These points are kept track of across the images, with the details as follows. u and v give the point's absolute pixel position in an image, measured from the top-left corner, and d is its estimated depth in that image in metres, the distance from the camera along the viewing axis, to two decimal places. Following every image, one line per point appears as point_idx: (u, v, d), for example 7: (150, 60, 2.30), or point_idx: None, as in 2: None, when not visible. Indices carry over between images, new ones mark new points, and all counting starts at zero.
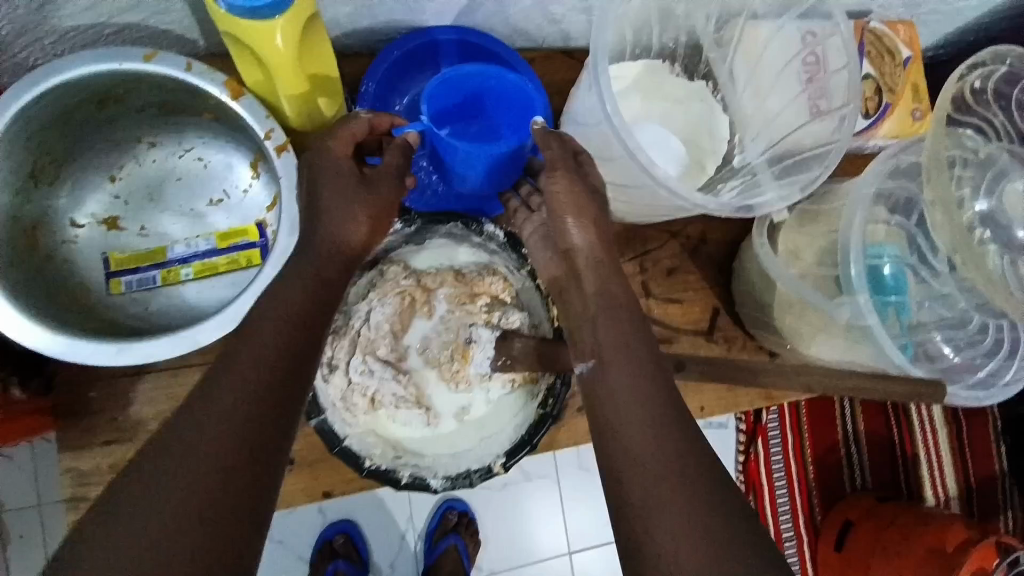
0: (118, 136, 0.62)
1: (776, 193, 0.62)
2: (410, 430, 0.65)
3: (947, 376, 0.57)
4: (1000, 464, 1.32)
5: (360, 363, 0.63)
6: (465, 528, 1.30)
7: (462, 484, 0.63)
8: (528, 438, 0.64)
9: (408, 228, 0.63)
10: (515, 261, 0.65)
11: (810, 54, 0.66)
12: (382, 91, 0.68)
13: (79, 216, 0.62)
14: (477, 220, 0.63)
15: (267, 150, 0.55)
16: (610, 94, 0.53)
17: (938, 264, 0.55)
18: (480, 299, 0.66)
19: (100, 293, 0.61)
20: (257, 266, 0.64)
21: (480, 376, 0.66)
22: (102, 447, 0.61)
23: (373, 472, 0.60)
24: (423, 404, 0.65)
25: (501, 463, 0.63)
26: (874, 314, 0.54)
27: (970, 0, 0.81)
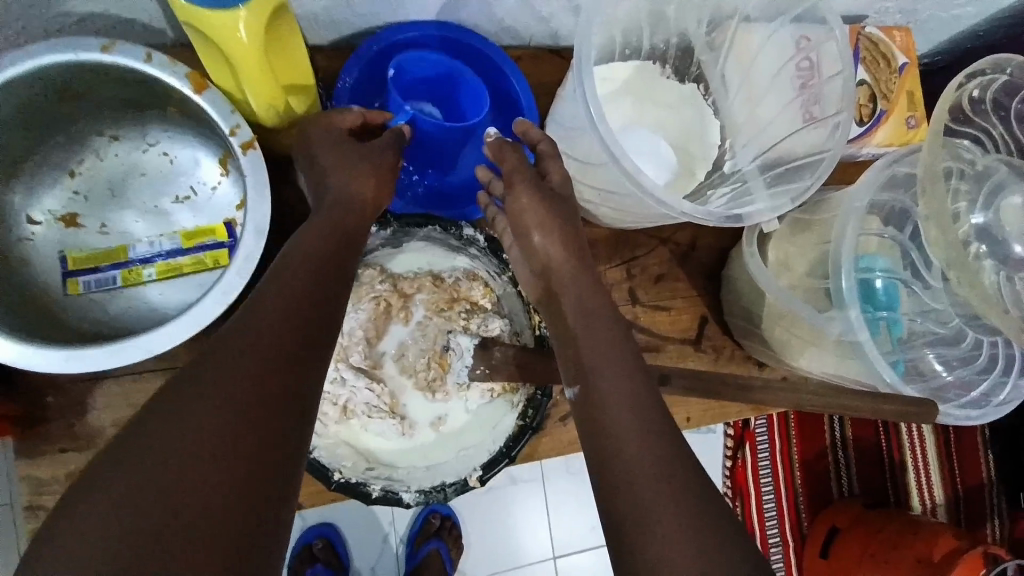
0: (79, 129, 0.59)
1: (766, 203, 0.59)
2: (384, 441, 0.62)
3: (937, 396, 0.55)
4: (988, 472, 1.31)
5: (331, 371, 0.60)
6: (448, 532, 1.28)
7: (437, 498, 0.60)
8: (506, 450, 0.61)
9: (384, 230, 0.60)
10: (497, 266, 0.62)
11: (804, 60, 0.64)
12: (361, 88, 0.65)
13: (36, 212, 0.58)
14: (456, 223, 0.60)
15: (233, 146, 0.52)
16: (595, 97, 0.51)
17: (932, 277, 0.53)
18: (460, 305, 0.63)
19: (57, 294, 0.57)
20: (224, 267, 0.61)
21: (458, 386, 0.63)
22: (59, 454, 0.58)
23: (343, 485, 0.56)
24: (397, 413, 0.62)
25: (477, 477, 0.60)
26: (865, 329, 0.52)
27: (968, 8, 0.80)
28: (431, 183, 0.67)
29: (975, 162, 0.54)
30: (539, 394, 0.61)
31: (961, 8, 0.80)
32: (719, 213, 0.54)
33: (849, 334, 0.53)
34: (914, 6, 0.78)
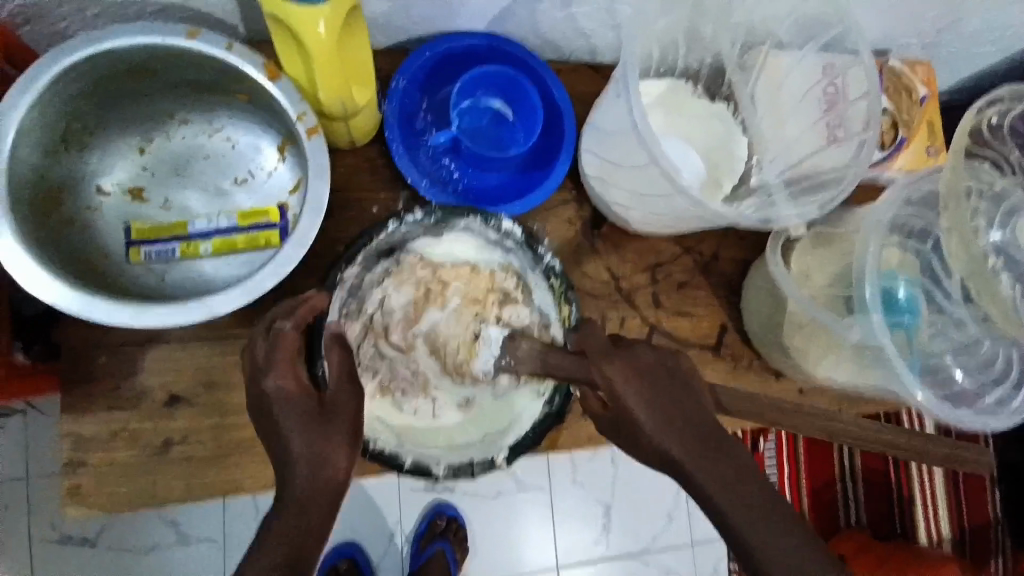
0: (151, 110, 0.62)
1: (791, 211, 0.63)
2: (414, 419, 0.65)
3: (958, 400, 0.55)
4: (995, 509, 1.29)
5: (372, 347, 0.65)
6: (454, 534, 1.29)
7: (464, 473, 0.62)
8: (531, 435, 0.64)
9: (429, 217, 0.63)
10: (531, 259, 0.66)
11: (830, 85, 0.69)
12: (412, 89, 0.69)
13: (105, 183, 0.62)
14: (495, 215, 0.63)
15: (298, 132, 0.55)
16: (638, 99, 0.54)
17: (951, 287, 0.56)
18: (493, 297, 0.67)
19: (120, 260, 0.61)
20: (275, 247, 0.65)
21: (485, 373, 0.65)
22: (104, 413, 0.61)
23: (376, 455, 0.61)
24: (428, 393, 0.66)
25: (503, 457, 0.63)
26: (888, 335, 0.54)
27: (985, 48, 0.84)
28: (468, 184, 0.71)
29: (993, 184, 0.57)
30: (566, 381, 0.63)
31: (980, 47, 0.83)
32: (748, 217, 0.57)
33: (870, 339, 0.56)
34: (936, 42, 0.82)
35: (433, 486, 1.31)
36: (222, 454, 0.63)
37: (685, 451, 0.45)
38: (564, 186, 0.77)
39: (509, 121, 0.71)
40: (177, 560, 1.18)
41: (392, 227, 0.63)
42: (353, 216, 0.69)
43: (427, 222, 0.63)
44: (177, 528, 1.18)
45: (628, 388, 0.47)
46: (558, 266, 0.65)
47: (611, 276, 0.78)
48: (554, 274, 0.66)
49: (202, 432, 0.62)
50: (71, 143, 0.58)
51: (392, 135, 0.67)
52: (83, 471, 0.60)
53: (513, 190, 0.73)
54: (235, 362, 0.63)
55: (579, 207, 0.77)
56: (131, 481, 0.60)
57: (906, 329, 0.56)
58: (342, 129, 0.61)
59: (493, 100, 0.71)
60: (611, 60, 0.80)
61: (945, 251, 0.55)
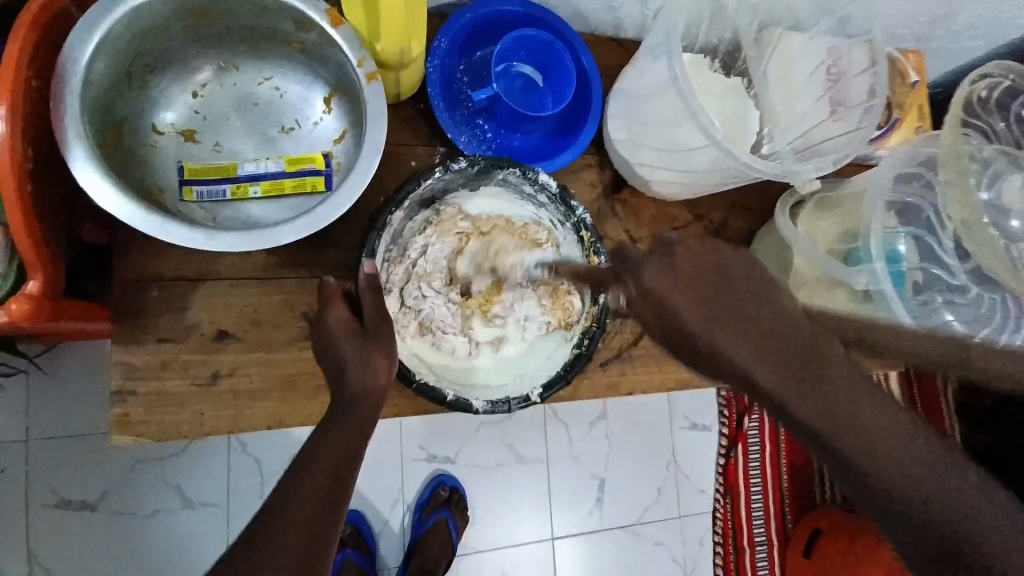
0: (207, 56, 0.65)
1: (811, 165, 0.68)
2: (452, 359, 0.70)
3: None
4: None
5: (415, 289, 0.68)
6: (456, 504, 1.23)
7: (502, 408, 0.67)
8: (564, 373, 0.69)
9: (472, 168, 0.67)
10: (563, 213, 0.71)
11: (834, 64, 0.75)
12: (452, 49, 0.72)
13: (160, 123, 0.65)
14: (534, 169, 0.68)
15: (358, 77, 0.59)
16: (680, 60, 0.63)
17: (947, 239, 0.65)
18: (527, 247, 0.71)
19: (173, 198, 0.64)
20: (321, 194, 0.67)
21: (509, 312, 0.71)
22: (155, 344, 0.63)
23: (420, 387, 0.64)
24: (467, 333, 0.70)
25: (538, 394, 0.68)
26: (888, 280, 0.64)
27: (970, 42, 0.92)
28: (501, 144, 0.74)
29: (983, 150, 0.64)
30: (597, 328, 0.69)
31: (964, 41, 0.92)
32: (774, 166, 0.64)
33: (874, 284, 0.64)
34: (926, 34, 0.89)
35: (434, 455, 1.26)
36: (266, 388, 0.66)
37: (764, 364, 0.41)
38: (588, 151, 0.81)
39: (539, 87, 0.75)
40: (184, 526, 1.07)
41: (438, 174, 0.67)
42: (391, 168, 0.72)
43: (469, 173, 0.68)
44: (182, 493, 1.08)
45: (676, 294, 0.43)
46: (589, 220, 0.70)
47: (630, 238, 0.82)
48: (585, 228, 0.71)
49: (248, 366, 0.66)
50: (134, 80, 0.61)
51: (435, 92, 0.70)
52: (132, 400, 0.62)
53: (542, 151, 0.76)
54: (281, 302, 0.67)
55: (601, 171, 0.81)
56: (180, 410, 0.63)
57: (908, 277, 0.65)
58: (393, 81, 0.65)
59: (526, 65, 0.74)
60: (633, 37, 0.85)
61: (943, 201, 0.63)
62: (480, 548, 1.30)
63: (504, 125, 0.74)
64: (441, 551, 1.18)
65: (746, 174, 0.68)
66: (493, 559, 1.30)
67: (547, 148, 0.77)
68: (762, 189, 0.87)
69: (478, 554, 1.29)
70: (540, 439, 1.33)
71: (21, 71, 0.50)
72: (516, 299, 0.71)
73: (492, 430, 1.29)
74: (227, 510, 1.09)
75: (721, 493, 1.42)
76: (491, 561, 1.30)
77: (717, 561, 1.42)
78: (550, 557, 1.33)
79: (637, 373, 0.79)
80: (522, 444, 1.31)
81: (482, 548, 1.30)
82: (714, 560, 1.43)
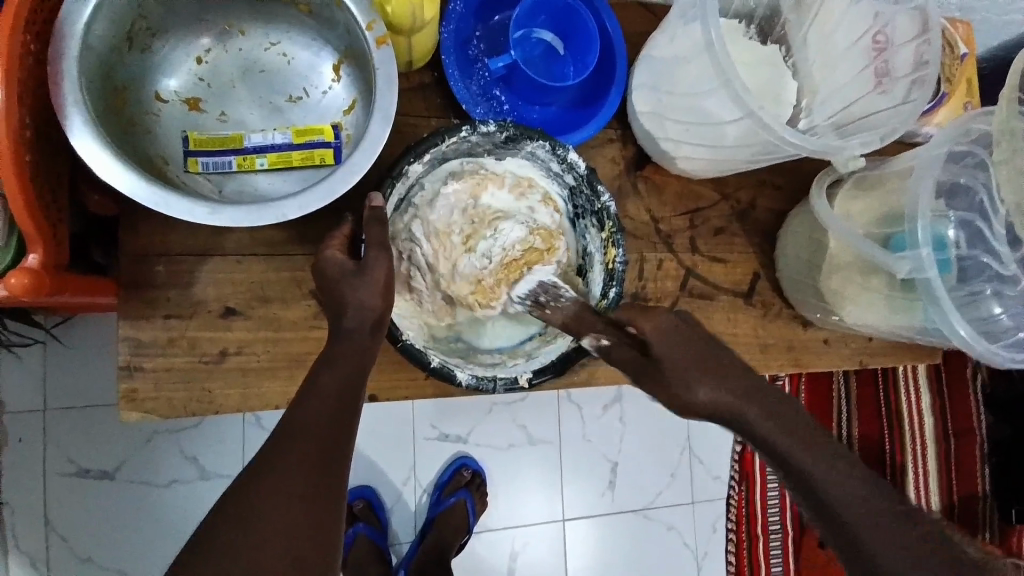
0: (211, 20, 0.63)
1: (856, 141, 0.64)
2: (425, 297, 0.67)
3: (995, 334, 0.65)
4: (981, 430, 1.28)
5: (416, 231, 0.66)
6: (477, 488, 1.22)
7: (486, 386, 0.65)
8: (557, 364, 0.66)
9: (500, 134, 0.63)
10: (589, 200, 0.68)
11: (879, 33, 0.68)
12: (469, 13, 0.68)
13: (164, 91, 0.62)
14: (564, 146, 0.65)
15: (368, 41, 0.56)
16: (716, 23, 0.58)
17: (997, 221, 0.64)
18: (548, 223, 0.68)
19: (178, 169, 0.61)
20: (330, 166, 0.64)
21: (485, 262, 0.66)
22: (162, 320, 0.62)
23: (407, 349, 0.62)
24: (448, 276, 0.66)
25: (527, 378, 0.65)
26: (934, 268, 0.62)
27: (1020, 14, 0.85)
28: (519, 116, 0.70)
29: None
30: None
31: (1012, 14, 0.85)
32: (812, 142, 0.60)
33: (917, 272, 0.63)
34: (973, 5, 0.83)
35: (448, 436, 1.25)
36: (274, 366, 0.64)
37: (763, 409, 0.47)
38: (609, 126, 0.76)
39: (560, 55, 0.71)
40: (198, 497, 1.08)
41: (464, 134, 0.63)
42: (400, 141, 0.69)
43: (496, 139, 0.64)
44: (197, 464, 1.08)
45: (668, 343, 0.49)
46: (614, 209, 0.66)
47: (651, 218, 0.77)
48: (608, 217, 0.67)
49: (255, 344, 0.64)
50: (135, 43, 0.59)
51: (449, 60, 0.66)
52: (140, 376, 0.61)
53: (559, 125, 0.71)
54: (289, 280, 0.65)
55: (623, 147, 0.76)
56: (189, 386, 0.62)
57: (951, 265, 0.65)
58: (405, 47, 0.62)
59: (546, 31, 0.69)
60: (661, 3, 0.79)
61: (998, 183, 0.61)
62: (494, 527, 1.28)
63: (521, 94, 0.69)
64: (456, 533, 1.18)
65: (780, 149, 0.63)
66: (505, 540, 1.29)
67: (565, 122, 0.72)
68: (789, 168, 0.81)
69: (487, 531, 1.28)
70: (553, 422, 1.30)
71: (18, 33, 0.49)
72: (500, 251, 0.65)
73: (504, 409, 1.28)
74: None
75: (735, 480, 1.40)
76: (502, 540, 1.29)
77: (729, 547, 1.41)
78: (561, 538, 1.31)
79: None
80: (535, 426, 1.29)
81: (492, 526, 1.28)
82: (725, 546, 1.42)
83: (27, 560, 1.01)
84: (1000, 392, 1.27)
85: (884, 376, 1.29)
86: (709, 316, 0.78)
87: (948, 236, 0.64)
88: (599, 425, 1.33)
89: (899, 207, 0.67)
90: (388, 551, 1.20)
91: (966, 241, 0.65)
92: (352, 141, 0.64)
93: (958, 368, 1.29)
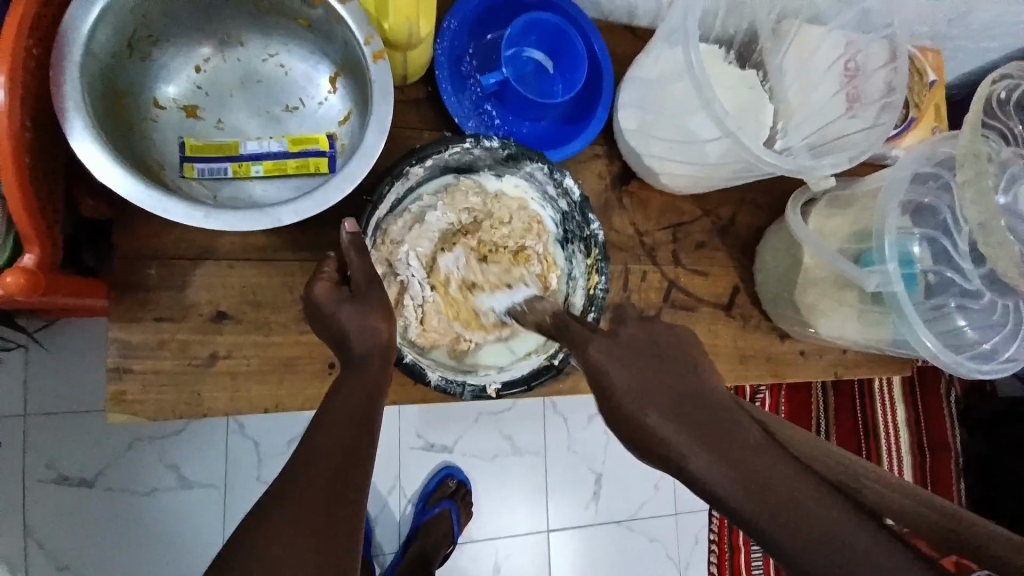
0: (210, 31, 0.65)
1: (828, 161, 0.67)
2: (411, 321, 0.67)
3: (961, 344, 0.68)
4: (956, 444, 1.32)
5: (406, 249, 0.67)
6: (462, 498, 1.22)
7: (455, 389, 0.65)
8: (526, 379, 0.68)
9: (502, 150, 0.66)
10: (579, 226, 0.71)
11: (851, 61, 0.72)
12: (462, 31, 0.71)
13: (162, 98, 0.64)
14: (563, 171, 0.68)
15: (365, 55, 0.58)
16: (697, 48, 0.61)
17: (960, 238, 0.67)
18: (531, 242, 0.72)
19: (174, 174, 0.63)
20: (324, 175, 0.66)
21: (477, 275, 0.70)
22: (153, 322, 0.62)
23: None
24: (444, 298, 0.69)
25: (496, 388, 0.67)
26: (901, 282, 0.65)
27: (988, 44, 0.90)
28: (509, 130, 0.72)
29: (1000, 152, 0.65)
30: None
31: (981, 43, 0.90)
32: (789, 161, 0.63)
33: (885, 286, 0.66)
34: (945, 33, 0.87)
35: (433, 446, 1.25)
36: (263, 370, 0.65)
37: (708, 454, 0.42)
38: (596, 141, 0.79)
39: (549, 73, 0.73)
40: (181, 504, 1.07)
41: (467, 146, 0.65)
42: (394, 152, 0.71)
43: (497, 155, 0.67)
44: (179, 472, 1.07)
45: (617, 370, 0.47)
46: (601, 238, 0.70)
47: (636, 232, 0.80)
48: (595, 245, 0.70)
49: (245, 348, 0.65)
50: (136, 51, 0.60)
51: (442, 75, 0.69)
52: (128, 377, 0.62)
53: (546, 140, 0.74)
54: (281, 285, 0.66)
55: (610, 162, 0.79)
56: (178, 389, 0.63)
57: (920, 279, 0.68)
58: (400, 62, 0.64)
59: (536, 50, 0.72)
60: (647, 26, 0.83)
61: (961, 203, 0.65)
62: (478, 538, 1.28)
63: (511, 109, 0.72)
64: (440, 543, 1.16)
65: (758, 167, 0.67)
66: (489, 550, 1.29)
67: (553, 137, 0.74)
68: (769, 187, 0.85)
69: (471, 542, 1.27)
70: (538, 432, 1.31)
71: (22, 38, 0.51)
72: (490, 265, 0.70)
73: (491, 420, 1.28)
74: (224, 490, 1.09)
75: None
76: (486, 550, 1.29)
77: (712, 559, 1.42)
78: (545, 549, 1.31)
79: None
80: (520, 437, 1.30)
81: (476, 536, 1.28)
82: (709, 557, 1.43)
83: (2, 569, 0.99)
84: (984, 409, 1.31)
85: (862, 389, 1.30)
86: (693, 327, 0.80)
87: (914, 253, 0.67)
88: (585, 436, 1.34)
89: (870, 225, 0.70)
90: (372, 561, 1.19)
91: (933, 258, 0.69)
92: (347, 150, 0.66)
93: (935, 383, 1.34)
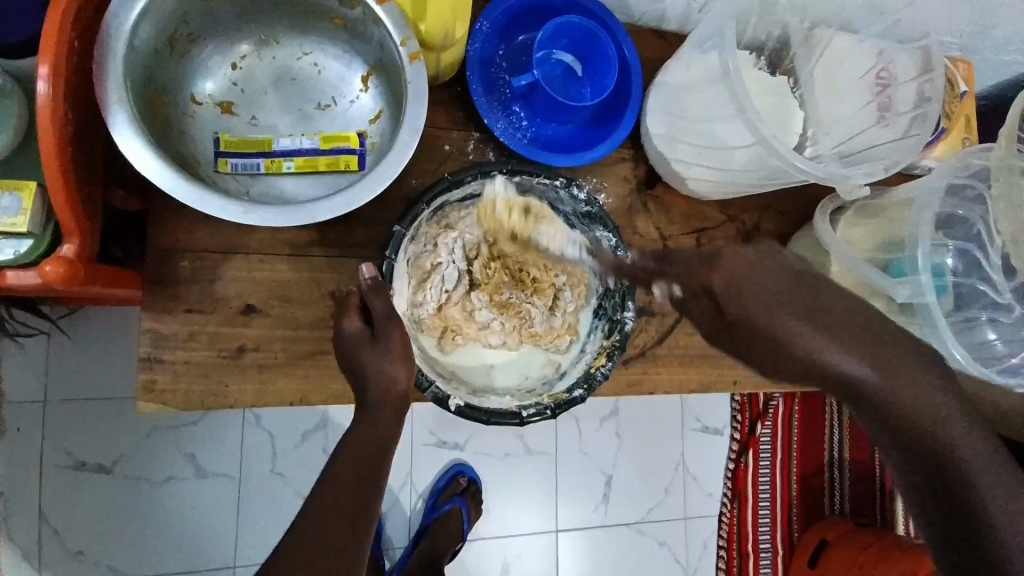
0: (247, 28, 0.65)
1: (862, 170, 0.66)
2: (420, 299, 0.70)
3: (988, 357, 0.67)
4: None
5: (452, 238, 0.70)
6: (472, 496, 1.22)
7: (421, 381, 0.64)
8: (488, 413, 0.67)
9: (585, 206, 0.71)
10: (613, 306, 0.72)
11: (883, 70, 0.72)
12: (494, 32, 0.71)
13: (198, 94, 0.65)
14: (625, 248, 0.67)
15: (401, 56, 0.58)
16: (732, 55, 0.61)
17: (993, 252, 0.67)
18: (563, 298, 0.74)
19: (209, 168, 0.63)
20: (355, 173, 0.66)
21: (505, 299, 0.73)
22: (184, 314, 0.63)
23: None
24: (462, 300, 0.71)
25: (457, 405, 0.65)
26: (932, 293, 0.65)
27: (1018, 56, 0.89)
28: (537, 132, 0.73)
29: None
30: (547, 412, 0.68)
31: (1012, 55, 0.89)
32: (821, 169, 0.62)
33: (916, 297, 0.66)
34: (974, 45, 0.87)
35: (448, 443, 1.25)
36: (291, 364, 0.66)
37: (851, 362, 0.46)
38: (623, 145, 0.79)
39: (578, 76, 0.73)
40: (196, 494, 1.08)
41: (556, 184, 0.70)
42: (421, 152, 0.71)
43: (578, 208, 0.71)
44: (195, 461, 1.08)
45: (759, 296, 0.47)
46: (627, 329, 0.70)
47: (659, 235, 0.80)
48: (618, 332, 0.71)
49: (273, 341, 0.66)
50: (175, 46, 0.61)
51: (473, 76, 0.69)
52: (159, 368, 0.63)
53: (575, 143, 0.74)
54: (309, 280, 0.67)
55: (635, 166, 0.79)
56: (207, 380, 0.64)
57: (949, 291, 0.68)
58: (433, 64, 0.64)
59: (567, 53, 0.72)
60: (676, 31, 0.83)
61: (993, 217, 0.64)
62: (487, 536, 1.29)
63: (540, 112, 0.72)
64: (451, 539, 1.18)
65: (788, 175, 0.66)
66: (496, 549, 1.29)
67: (580, 141, 0.74)
68: (794, 194, 0.85)
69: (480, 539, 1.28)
70: (551, 431, 1.32)
71: (66, 30, 0.52)
72: (523, 296, 0.73)
73: None
74: (240, 481, 1.10)
75: (728, 498, 1.41)
76: (495, 549, 1.29)
77: (720, 564, 1.42)
78: (554, 549, 1.32)
79: (658, 374, 0.77)
80: (533, 436, 1.31)
81: (485, 534, 1.28)
82: (717, 564, 1.42)
83: (18, 551, 1.00)
84: None
85: None
86: None
87: (946, 265, 0.68)
88: (597, 437, 1.34)
89: (899, 235, 0.70)
90: (382, 556, 1.20)
91: (962, 270, 0.69)
92: (377, 149, 0.66)
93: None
